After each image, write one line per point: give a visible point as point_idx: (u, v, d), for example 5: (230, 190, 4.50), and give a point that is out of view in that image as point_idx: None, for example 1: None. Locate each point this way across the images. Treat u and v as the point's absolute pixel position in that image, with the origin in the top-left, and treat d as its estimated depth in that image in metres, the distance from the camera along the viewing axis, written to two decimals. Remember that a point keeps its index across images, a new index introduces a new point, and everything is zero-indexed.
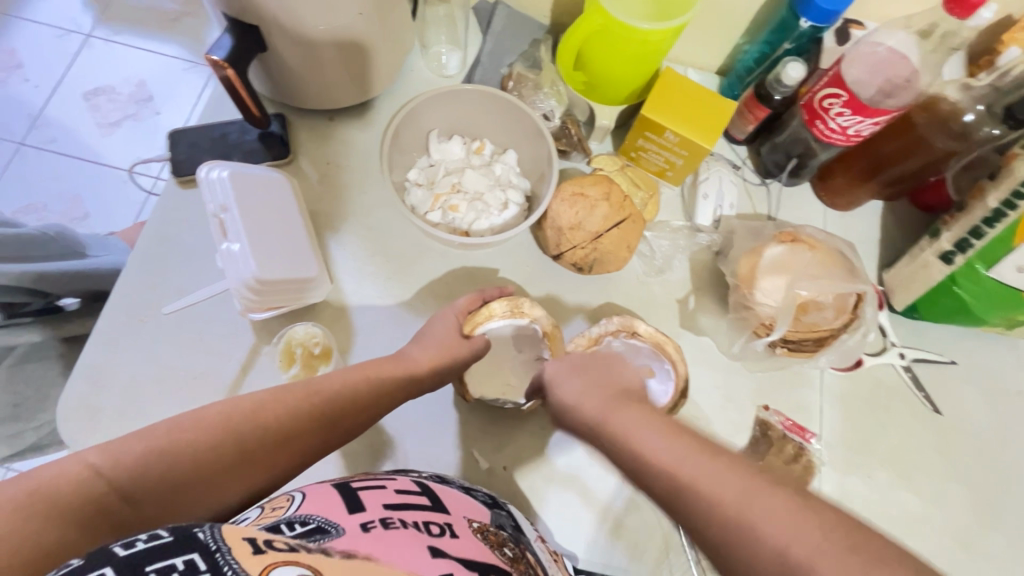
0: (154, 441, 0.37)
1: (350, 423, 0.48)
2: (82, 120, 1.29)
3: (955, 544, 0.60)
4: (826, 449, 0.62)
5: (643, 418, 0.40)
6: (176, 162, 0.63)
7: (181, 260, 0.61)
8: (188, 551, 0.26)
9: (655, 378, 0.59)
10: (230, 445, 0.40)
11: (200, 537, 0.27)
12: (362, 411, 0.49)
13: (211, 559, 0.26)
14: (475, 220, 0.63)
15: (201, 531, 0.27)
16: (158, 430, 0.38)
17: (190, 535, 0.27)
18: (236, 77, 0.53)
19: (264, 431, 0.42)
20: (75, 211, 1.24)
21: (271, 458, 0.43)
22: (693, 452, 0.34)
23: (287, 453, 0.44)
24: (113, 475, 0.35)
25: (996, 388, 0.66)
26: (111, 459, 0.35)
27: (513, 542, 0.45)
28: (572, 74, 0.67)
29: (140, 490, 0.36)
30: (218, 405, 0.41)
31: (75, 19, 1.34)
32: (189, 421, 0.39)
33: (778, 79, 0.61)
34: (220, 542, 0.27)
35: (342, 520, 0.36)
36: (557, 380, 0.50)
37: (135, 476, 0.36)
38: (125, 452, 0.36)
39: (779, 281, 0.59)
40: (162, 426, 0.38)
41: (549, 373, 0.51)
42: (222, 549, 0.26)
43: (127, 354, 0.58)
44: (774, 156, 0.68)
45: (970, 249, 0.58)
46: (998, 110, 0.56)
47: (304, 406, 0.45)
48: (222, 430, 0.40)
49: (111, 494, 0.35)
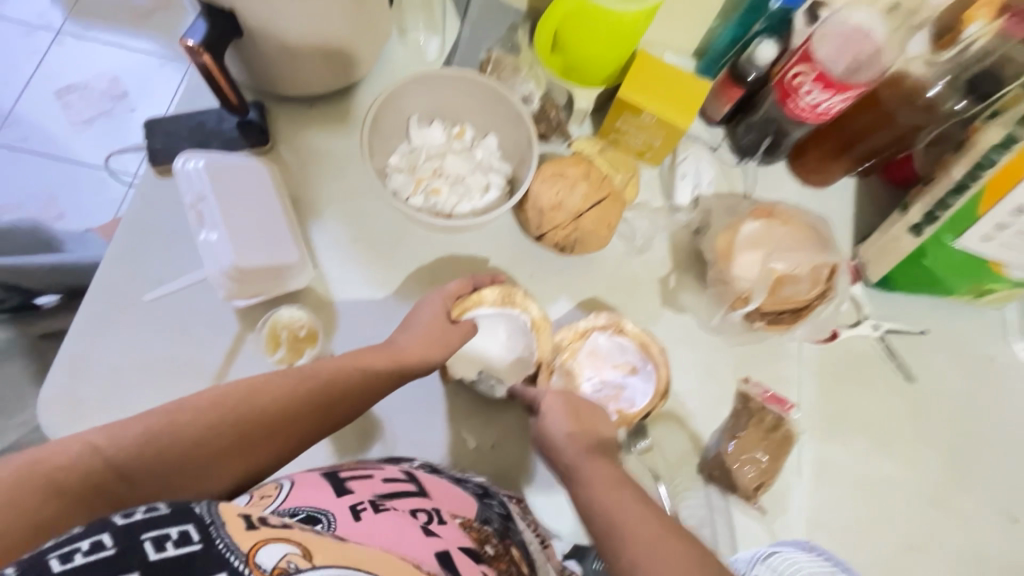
0: (151, 423, 0.38)
1: (346, 409, 0.47)
2: (54, 118, 1.27)
3: (930, 506, 0.63)
4: (804, 418, 0.64)
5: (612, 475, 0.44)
6: (153, 152, 0.62)
7: (163, 248, 0.61)
8: (184, 523, 0.27)
9: (637, 375, 0.60)
10: (226, 429, 0.40)
11: (197, 510, 0.28)
12: (357, 398, 0.48)
13: (203, 531, 0.27)
14: (457, 203, 0.64)
15: (199, 506, 0.28)
16: (156, 413, 0.38)
17: (187, 508, 0.28)
18: (213, 62, 0.53)
19: (261, 414, 0.42)
20: (51, 210, 1.22)
21: (266, 443, 0.43)
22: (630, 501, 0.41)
23: (283, 437, 0.44)
24: (109, 453, 0.36)
25: (966, 354, 0.68)
26: (108, 438, 0.36)
27: (497, 537, 0.44)
28: (550, 58, 0.68)
29: (139, 470, 0.37)
30: (214, 390, 0.41)
31: (43, 15, 1.31)
32: (186, 405, 0.40)
33: (751, 58, 0.63)
34: (215, 516, 0.28)
35: (331, 505, 0.37)
36: (542, 405, 0.51)
37: (133, 456, 0.36)
38: (123, 433, 0.37)
39: (755, 256, 0.61)
40: (160, 408, 0.39)
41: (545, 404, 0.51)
42: (216, 523, 0.27)
43: (108, 344, 0.57)
44: (749, 136, 0.69)
45: (937, 221, 0.59)
46: (961, 83, 0.58)
47: (299, 391, 0.44)
48: (218, 414, 0.40)
49: (108, 472, 0.35)
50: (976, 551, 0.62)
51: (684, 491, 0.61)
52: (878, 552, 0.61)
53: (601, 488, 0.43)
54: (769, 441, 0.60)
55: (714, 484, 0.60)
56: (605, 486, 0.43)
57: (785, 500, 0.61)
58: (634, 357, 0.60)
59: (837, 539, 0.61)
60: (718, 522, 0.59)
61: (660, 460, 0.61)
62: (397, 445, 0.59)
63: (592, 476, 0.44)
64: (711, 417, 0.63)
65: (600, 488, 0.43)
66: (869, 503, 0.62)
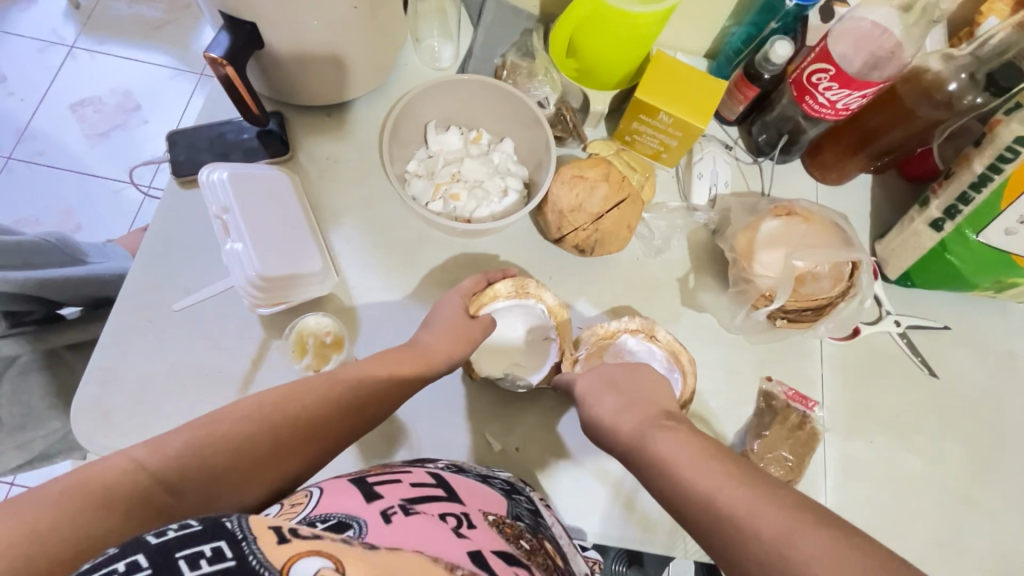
0: (192, 435, 0.38)
1: (374, 409, 0.48)
2: (69, 132, 1.28)
3: (957, 502, 0.62)
4: (828, 415, 0.63)
5: (689, 444, 0.40)
6: (176, 163, 0.63)
7: (188, 259, 0.61)
8: (217, 539, 0.26)
9: None
10: (262, 436, 0.41)
11: (228, 526, 0.27)
12: (384, 398, 0.49)
13: (236, 547, 0.26)
14: (476, 208, 0.64)
15: (230, 521, 0.27)
16: (194, 425, 0.39)
17: (219, 523, 0.27)
18: (235, 74, 0.54)
19: (296, 419, 0.43)
20: (68, 222, 1.24)
21: (303, 446, 0.43)
22: (727, 478, 0.36)
23: (318, 441, 0.44)
24: (154, 467, 0.36)
25: (988, 349, 0.68)
26: (151, 453, 0.37)
27: (530, 533, 0.45)
28: (565, 62, 0.68)
29: (182, 480, 0.37)
30: (248, 399, 0.42)
31: (57, 31, 1.33)
32: (223, 415, 0.40)
33: (766, 58, 0.62)
34: (247, 531, 0.27)
35: (363, 512, 0.37)
36: (580, 389, 0.53)
37: (176, 468, 0.37)
38: (164, 446, 0.37)
39: (777, 254, 0.61)
40: (197, 421, 0.39)
41: (582, 388, 0.53)
42: (248, 540, 0.26)
43: (136, 355, 0.58)
44: (765, 135, 0.70)
45: (959, 215, 0.60)
46: (980, 77, 0.56)
47: (329, 395, 0.45)
48: (255, 421, 0.41)
49: (154, 485, 0.36)
50: (1006, 548, 0.61)
51: None
52: (907, 551, 0.60)
53: (688, 466, 0.38)
54: (794, 440, 0.60)
55: None
56: (686, 452, 0.40)
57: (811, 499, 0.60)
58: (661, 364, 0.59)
59: None
60: None
61: None
62: (422, 450, 0.59)
63: (661, 445, 0.42)
64: (734, 417, 0.63)
65: (684, 463, 0.39)
66: (896, 500, 0.62)
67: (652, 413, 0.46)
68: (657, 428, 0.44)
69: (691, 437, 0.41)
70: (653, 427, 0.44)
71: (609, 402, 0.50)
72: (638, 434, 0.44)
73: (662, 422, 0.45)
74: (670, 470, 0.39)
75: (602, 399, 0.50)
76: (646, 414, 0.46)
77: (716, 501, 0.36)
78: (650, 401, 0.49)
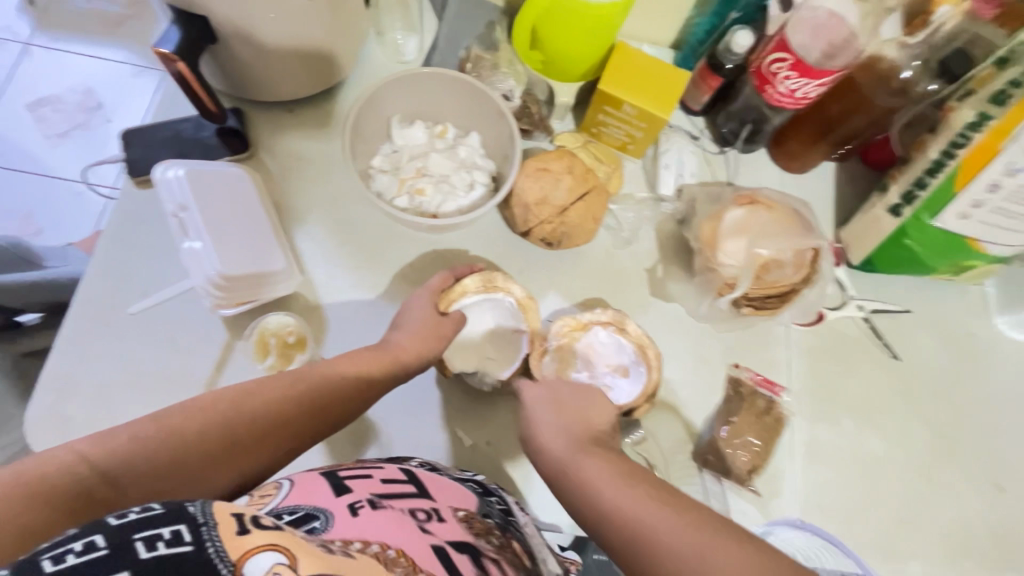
0: (143, 428, 0.38)
1: (339, 410, 0.47)
2: (27, 132, 1.24)
3: (919, 481, 0.64)
4: (794, 400, 0.65)
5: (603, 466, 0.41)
6: (131, 162, 0.62)
7: (145, 260, 0.60)
8: (177, 522, 0.25)
9: (627, 377, 0.60)
10: (218, 432, 0.40)
11: (191, 510, 0.26)
12: (350, 398, 0.48)
13: (196, 532, 0.25)
14: (443, 202, 0.63)
15: (193, 505, 0.26)
16: (146, 419, 0.38)
17: (180, 508, 0.26)
18: (188, 69, 0.53)
19: (254, 416, 0.42)
20: (28, 225, 1.20)
21: (262, 443, 0.43)
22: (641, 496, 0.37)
23: (278, 438, 0.44)
24: (99, 461, 0.35)
25: (948, 331, 0.70)
26: (97, 446, 0.36)
27: (499, 531, 0.45)
28: (529, 53, 0.68)
29: (127, 475, 0.36)
30: (206, 394, 0.42)
31: (11, 28, 1.28)
32: (177, 410, 0.40)
33: (728, 48, 0.63)
34: (209, 516, 0.26)
35: (331, 504, 0.37)
36: (528, 401, 0.52)
37: (122, 461, 0.36)
38: (113, 438, 0.36)
39: (740, 242, 0.61)
40: (149, 415, 0.39)
41: (529, 399, 0.52)
42: (209, 525, 0.26)
43: (95, 359, 0.57)
44: (729, 125, 0.70)
45: (916, 201, 0.61)
46: (933, 64, 0.58)
47: (290, 392, 0.44)
48: (210, 417, 0.40)
49: (97, 478, 0.35)
50: (965, 524, 0.63)
51: (681, 480, 0.61)
52: (870, 529, 0.62)
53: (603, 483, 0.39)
54: (760, 425, 0.61)
55: (710, 471, 0.61)
56: (609, 479, 0.39)
57: (779, 483, 0.62)
58: (629, 357, 0.60)
59: (830, 517, 0.61)
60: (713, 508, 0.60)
61: (655, 448, 0.61)
62: (393, 447, 0.59)
63: (585, 470, 0.41)
64: (703, 404, 0.64)
65: (599, 480, 0.39)
66: (860, 481, 0.63)
67: (583, 435, 0.46)
68: (583, 451, 0.43)
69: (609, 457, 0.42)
70: (575, 450, 0.43)
71: (547, 420, 0.48)
72: (558, 458, 0.44)
73: (586, 447, 0.44)
74: (586, 493, 0.39)
75: (542, 416, 0.49)
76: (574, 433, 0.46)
77: (627, 520, 0.36)
78: (586, 423, 0.48)
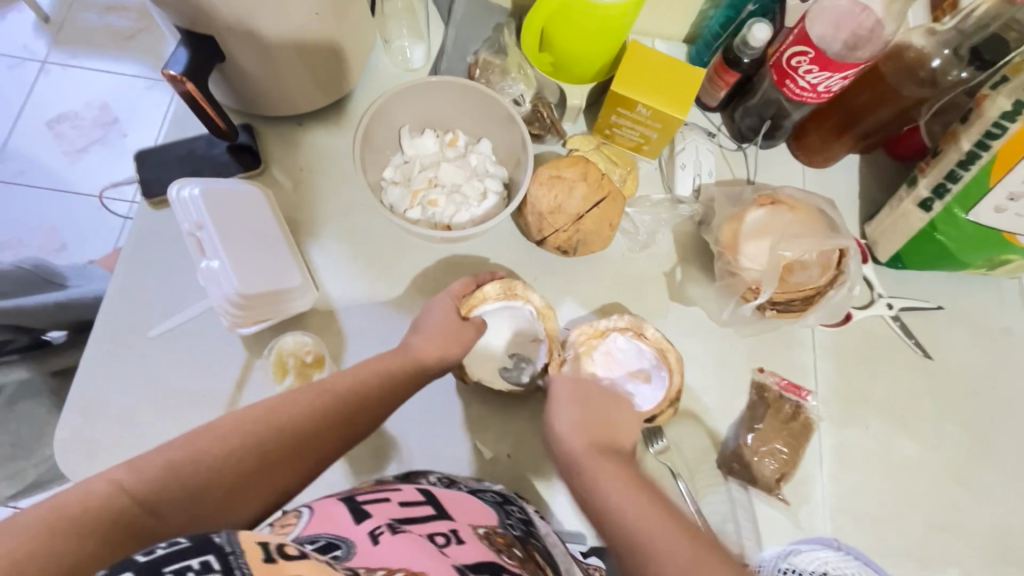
0: (175, 453, 0.38)
1: (365, 418, 0.47)
2: (48, 149, 1.26)
3: (953, 483, 0.62)
4: (822, 405, 0.63)
5: (617, 472, 0.42)
6: (146, 183, 0.62)
7: (164, 283, 0.60)
8: (205, 553, 0.24)
9: (649, 383, 0.59)
10: (247, 453, 0.40)
11: (218, 540, 0.25)
12: (375, 407, 0.48)
13: (225, 560, 0.24)
14: (455, 213, 0.63)
15: (218, 537, 0.25)
16: (176, 444, 0.38)
17: (207, 539, 0.25)
18: (196, 90, 0.52)
19: (282, 434, 0.42)
20: (53, 242, 1.22)
21: (291, 460, 0.43)
22: (652, 512, 0.38)
23: (308, 452, 0.44)
24: (136, 490, 0.35)
25: (983, 328, 0.67)
26: (132, 475, 0.35)
27: (522, 543, 0.44)
28: (538, 56, 0.66)
29: (164, 501, 0.36)
30: (233, 414, 0.42)
31: (28, 47, 1.31)
32: (207, 431, 0.40)
33: (745, 42, 0.60)
34: (236, 546, 0.25)
35: (351, 532, 0.36)
36: (553, 389, 0.51)
37: (158, 489, 0.36)
38: (146, 466, 0.36)
39: (762, 244, 0.60)
40: (179, 440, 0.38)
41: (552, 389, 0.52)
42: (237, 553, 0.25)
43: (118, 382, 0.57)
44: (748, 120, 0.68)
45: (947, 194, 0.58)
46: (964, 52, 0.55)
47: (318, 406, 0.44)
48: (239, 438, 0.40)
49: (136, 507, 0.35)
50: (1005, 529, 0.61)
51: (706, 489, 0.60)
52: (904, 536, 0.60)
53: (617, 493, 0.40)
54: (787, 432, 0.59)
55: (735, 479, 0.59)
56: (619, 487, 0.40)
57: (808, 490, 0.60)
58: (650, 361, 0.59)
59: (861, 524, 0.60)
60: (740, 517, 0.58)
61: (679, 458, 0.60)
62: (414, 461, 0.59)
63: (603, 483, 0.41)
64: (727, 410, 0.62)
65: (611, 489, 0.40)
66: (892, 486, 0.61)
67: (601, 440, 0.46)
68: (600, 456, 0.44)
69: (624, 467, 0.43)
70: (592, 456, 0.44)
71: (566, 418, 0.48)
72: (577, 461, 0.44)
73: (601, 451, 0.45)
74: (598, 498, 0.40)
75: (562, 413, 0.49)
76: (595, 434, 0.46)
77: (641, 539, 0.37)
78: (608, 431, 0.48)
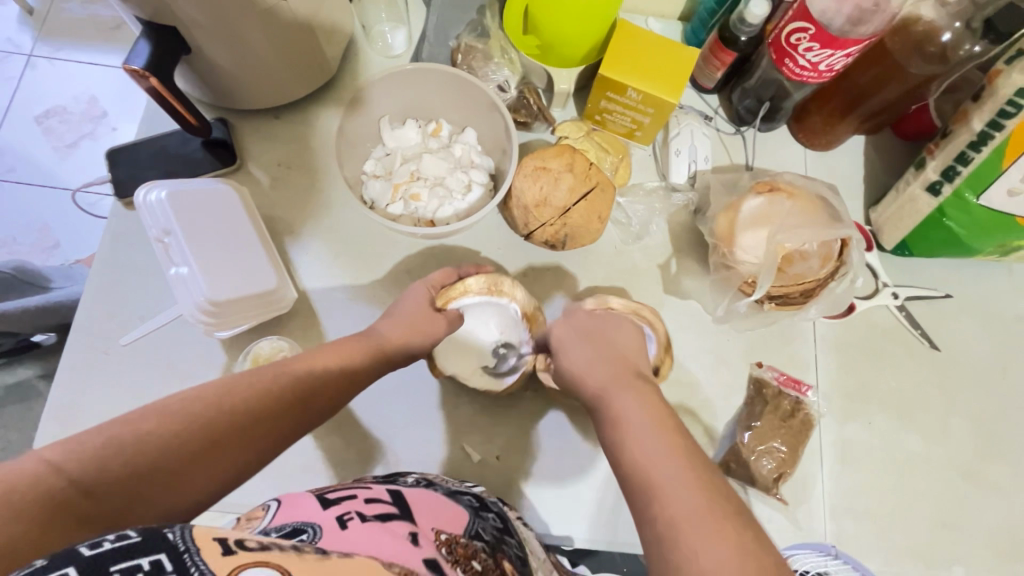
0: (114, 432, 0.33)
1: (326, 399, 0.43)
2: (37, 146, 1.24)
3: (960, 479, 0.60)
4: (824, 399, 0.61)
5: (638, 402, 0.37)
6: (118, 183, 0.60)
7: (140, 283, 0.59)
8: (155, 552, 0.20)
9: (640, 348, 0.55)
10: (197, 434, 0.35)
11: (171, 537, 0.21)
12: (337, 387, 0.44)
13: (178, 560, 0.21)
14: (439, 207, 0.60)
15: (172, 531, 0.21)
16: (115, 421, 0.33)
17: (159, 535, 0.21)
18: (162, 85, 0.49)
19: (236, 414, 0.37)
20: (45, 240, 1.21)
21: (245, 443, 0.38)
22: (659, 440, 0.34)
23: (264, 435, 0.39)
24: (70, 469, 0.31)
25: (993, 316, 0.64)
26: (67, 454, 0.31)
27: (486, 553, 0.38)
28: (523, 39, 0.60)
29: (101, 483, 0.31)
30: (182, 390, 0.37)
31: (12, 40, 1.28)
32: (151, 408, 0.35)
33: (742, 19, 0.57)
34: (191, 543, 0.21)
35: (319, 518, 0.32)
36: (558, 337, 0.48)
37: (94, 470, 0.31)
38: (85, 444, 0.32)
39: (760, 235, 0.57)
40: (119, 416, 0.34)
41: (557, 337, 0.48)
42: (191, 551, 0.21)
43: (95, 388, 0.56)
44: (746, 102, 0.65)
45: (957, 176, 0.55)
46: (977, 25, 0.51)
47: (274, 386, 0.40)
48: (188, 416, 0.35)
49: (70, 489, 0.30)
50: (1013, 525, 0.59)
51: None
52: (908, 534, 0.58)
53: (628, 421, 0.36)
54: (786, 430, 0.57)
55: (732, 478, 0.57)
56: (638, 414, 0.36)
57: (808, 488, 0.58)
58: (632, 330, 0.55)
59: (863, 522, 0.58)
60: None
61: None
62: (400, 465, 0.57)
63: (617, 407, 0.37)
64: (723, 407, 0.60)
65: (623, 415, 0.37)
66: (896, 484, 0.59)
67: (625, 372, 0.42)
68: (622, 386, 0.39)
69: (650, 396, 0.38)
70: (615, 387, 0.39)
71: (581, 353, 0.44)
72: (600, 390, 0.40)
73: (625, 382, 0.40)
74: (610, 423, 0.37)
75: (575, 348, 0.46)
76: (615, 366, 0.42)
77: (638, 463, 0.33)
78: (627, 361, 0.43)
